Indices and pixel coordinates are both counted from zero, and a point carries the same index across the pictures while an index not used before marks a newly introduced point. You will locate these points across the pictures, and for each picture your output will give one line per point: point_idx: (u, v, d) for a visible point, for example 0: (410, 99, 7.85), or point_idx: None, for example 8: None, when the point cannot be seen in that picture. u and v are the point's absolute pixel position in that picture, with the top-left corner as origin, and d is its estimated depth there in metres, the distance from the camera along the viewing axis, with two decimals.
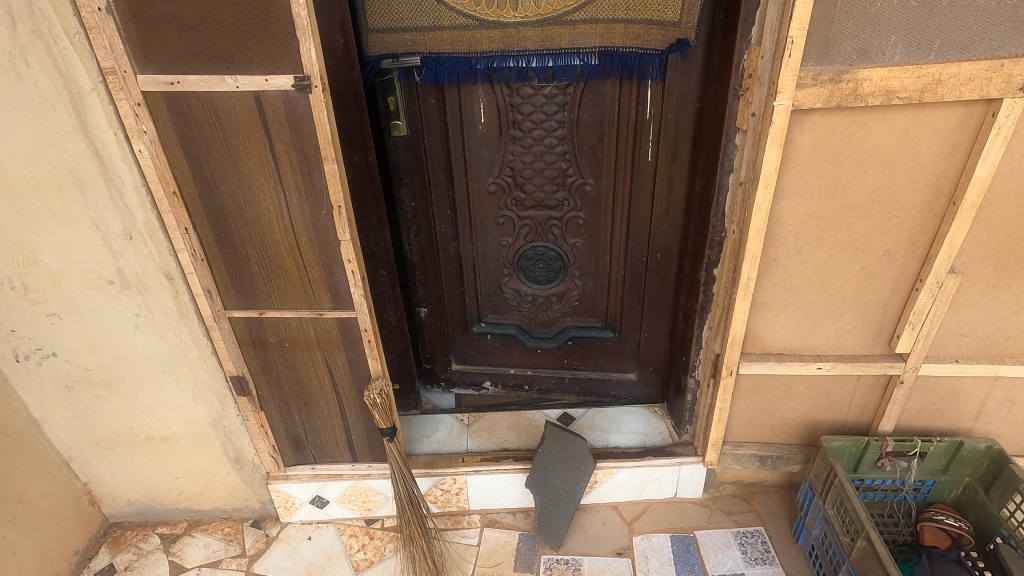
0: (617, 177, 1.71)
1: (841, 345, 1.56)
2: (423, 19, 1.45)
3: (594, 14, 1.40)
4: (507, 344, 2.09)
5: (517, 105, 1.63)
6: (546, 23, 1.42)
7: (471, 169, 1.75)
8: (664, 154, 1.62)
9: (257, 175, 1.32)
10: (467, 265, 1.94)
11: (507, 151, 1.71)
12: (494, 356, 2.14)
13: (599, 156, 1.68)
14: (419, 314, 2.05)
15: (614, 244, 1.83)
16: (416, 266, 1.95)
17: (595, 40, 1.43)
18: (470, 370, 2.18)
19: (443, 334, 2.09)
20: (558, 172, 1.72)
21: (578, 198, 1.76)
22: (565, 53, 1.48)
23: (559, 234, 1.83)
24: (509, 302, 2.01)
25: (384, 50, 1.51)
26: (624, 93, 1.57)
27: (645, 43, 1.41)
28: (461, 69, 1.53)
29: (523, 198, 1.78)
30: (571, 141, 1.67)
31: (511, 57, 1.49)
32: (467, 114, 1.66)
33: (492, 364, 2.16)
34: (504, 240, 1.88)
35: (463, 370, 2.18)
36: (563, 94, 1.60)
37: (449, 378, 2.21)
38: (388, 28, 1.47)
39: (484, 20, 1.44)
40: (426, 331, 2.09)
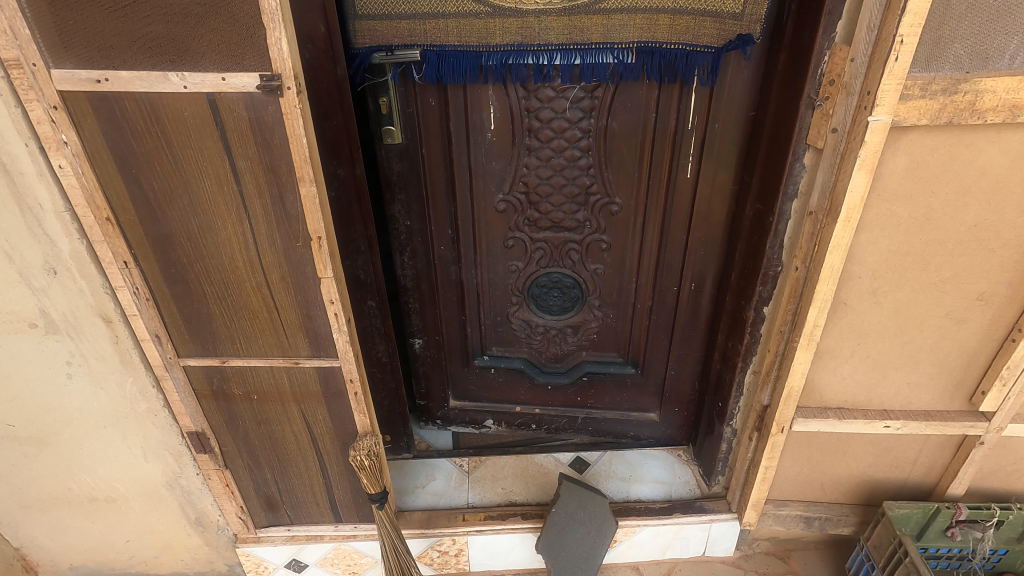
0: (649, 196, 1.46)
1: (912, 399, 1.33)
2: (425, 4, 1.20)
3: (636, 3, 1.15)
4: (513, 379, 1.84)
5: (534, 112, 1.36)
6: (574, 11, 1.18)
7: (478, 184, 1.49)
8: (707, 171, 1.39)
9: (214, 198, 1.04)
10: (470, 293, 1.68)
11: (520, 163, 1.44)
12: (498, 392, 1.88)
13: (630, 172, 1.43)
14: (413, 345, 1.79)
15: (642, 271, 1.58)
16: (410, 293, 1.68)
17: (634, 35, 1.19)
18: (470, 407, 1.92)
19: (440, 367, 1.83)
20: (580, 190, 1.46)
21: (602, 219, 1.50)
22: (596, 48, 1.23)
23: (578, 259, 1.58)
24: (517, 334, 1.75)
25: (376, 42, 1.25)
26: (661, 100, 1.32)
27: (696, 38, 1.17)
28: (471, 69, 1.29)
29: (538, 217, 1.52)
30: (598, 155, 1.41)
31: (532, 52, 1.25)
32: (474, 119, 1.40)
33: (496, 401, 1.91)
34: (514, 265, 1.61)
35: (463, 408, 1.92)
36: (589, 99, 1.34)
37: (446, 416, 1.94)
38: (382, 15, 1.22)
39: (501, 7, 1.19)
40: (421, 364, 1.83)
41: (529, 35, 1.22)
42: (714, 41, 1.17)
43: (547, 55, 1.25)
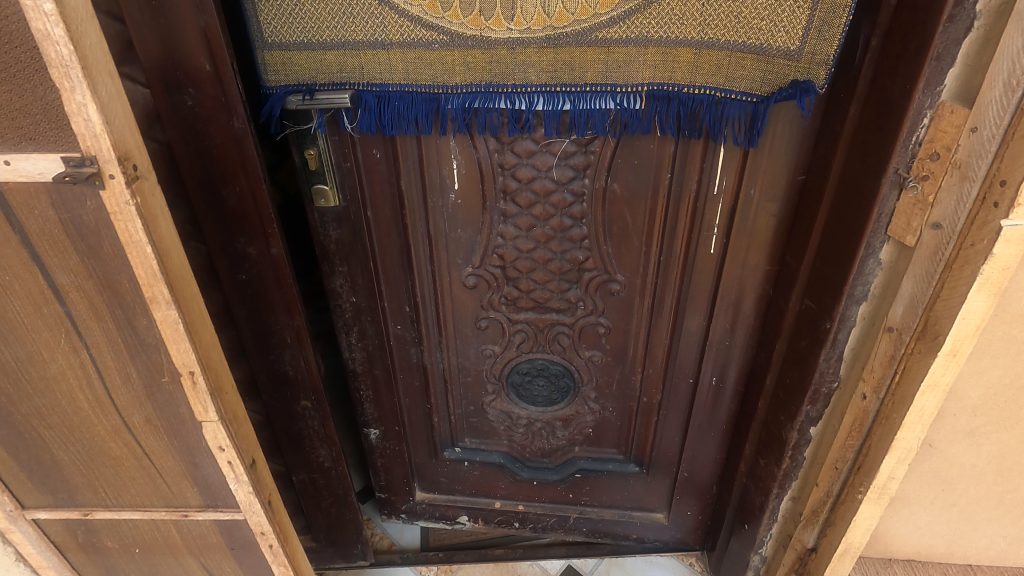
0: (660, 274, 1.13)
1: (1006, 553, 1.01)
2: (358, 31, 0.88)
3: (646, 33, 0.84)
4: (491, 473, 1.52)
5: (510, 170, 1.03)
6: (560, 42, 0.87)
7: (440, 255, 1.16)
8: (737, 247, 1.07)
9: (31, 322, 0.72)
10: (435, 379, 1.36)
11: (493, 231, 1.11)
12: (473, 486, 1.56)
13: (635, 245, 1.10)
14: (368, 436, 1.46)
15: (650, 361, 1.25)
16: (361, 379, 1.35)
17: (643, 74, 0.87)
18: (440, 502, 1.60)
19: (402, 459, 1.50)
20: (571, 266, 1.13)
21: (598, 299, 1.17)
22: (592, 92, 0.91)
23: (569, 345, 1.25)
24: (495, 426, 1.42)
25: (294, 81, 0.93)
26: (677, 158, 1.00)
27: (729, 80, 0.85)
28: (422, 116, 0.96)
29: (517, 295, 1.19)
30: (594, 224, 1.08)
31: (503, 93, 0.93)
32: (432, 177, 1.07)
33: (470, 496, 1.58)
34: (488, 349, 1.28)
35: (433, 502, 1.60)
36: (582, 155, 1.01)
37: (411, 510, 1.62)
38: (300, 44, 0.90)
39: (462, 35, 0.88)
40: (379, 456, 1.51)
41: (500, 71, 0.91)
42: (755, 86, 0.85)
43: (524, 99, 0.93)
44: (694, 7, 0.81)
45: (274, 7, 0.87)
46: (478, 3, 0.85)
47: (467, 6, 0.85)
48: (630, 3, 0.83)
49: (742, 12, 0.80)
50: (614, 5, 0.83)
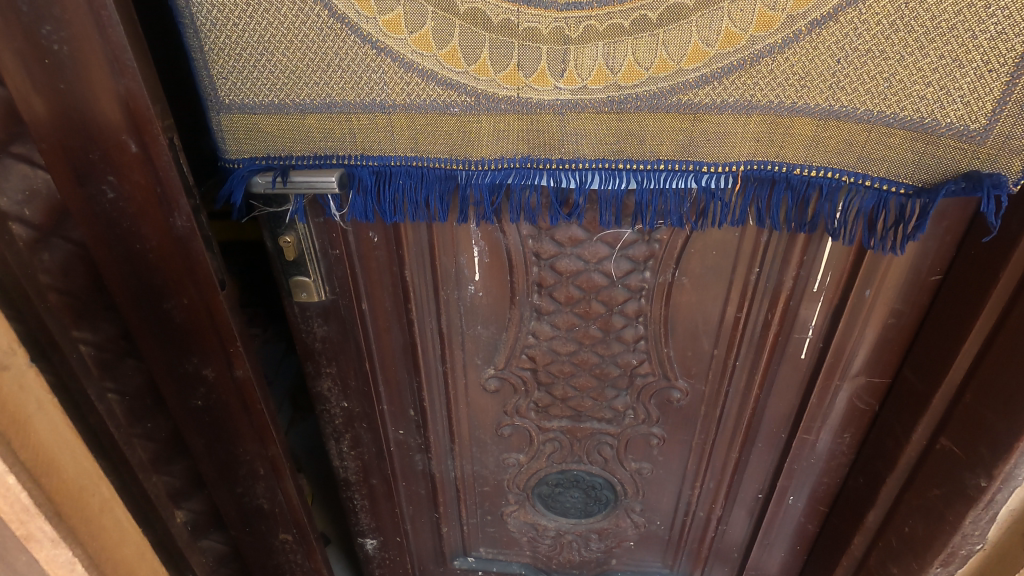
0: (733, 380, 0.90)
1: None
2: (351, 87, 0.66)
3: (750, 96, 0.61)
4: None
5: (548, 259, 0.80)
6: (626, 106, 0.64)
7: (455, 354, 0.92)
8: (836, 355, 0.83)
9: None
10: (446, 488, 1.12)
11: (523, 329, 0.87)
12: None
13: (704, 347, 0.87)
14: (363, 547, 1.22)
15: (710, 474, 1.02)
16: (355, 489, 1.11)
17: (739, 150, 0.64)
18: None
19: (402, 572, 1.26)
20: (620, 371, 0.90)
21: (652, 407, 0.94)
22: (669, 171, 0.67)
23: (612, 455, 1.01)
24: (517, 537, 1.19)
25: (263, 151, 0.70)
26: (770, 249, 0.76)
27: (865, 161, 0.61)
28: (435, 197, 0.73)
29: (550, 402, 0.95)
30: (653, 323, 0.85)
31: (545, 170, 0.69)
32: (446, 264, 0.83)
33: None
34: (512, 458, 1.05)
35: None
36: (644, 243, 0.77)
37: None
38: (267, 106, 0.67)
39: (491, 95, 0.64)
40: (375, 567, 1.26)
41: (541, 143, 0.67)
42: (906, 172, 0.60)
43: (573, 177, 0.70)
44: (824, 64, 0.57)
45: (233, 56, 0.64)
46: (516, 54, 0.62)
47: (503, 56, 0.62)
48: (730, 56, 0.59)
49: (897, 73, 0.56)
50: (708, 59, 0.60)
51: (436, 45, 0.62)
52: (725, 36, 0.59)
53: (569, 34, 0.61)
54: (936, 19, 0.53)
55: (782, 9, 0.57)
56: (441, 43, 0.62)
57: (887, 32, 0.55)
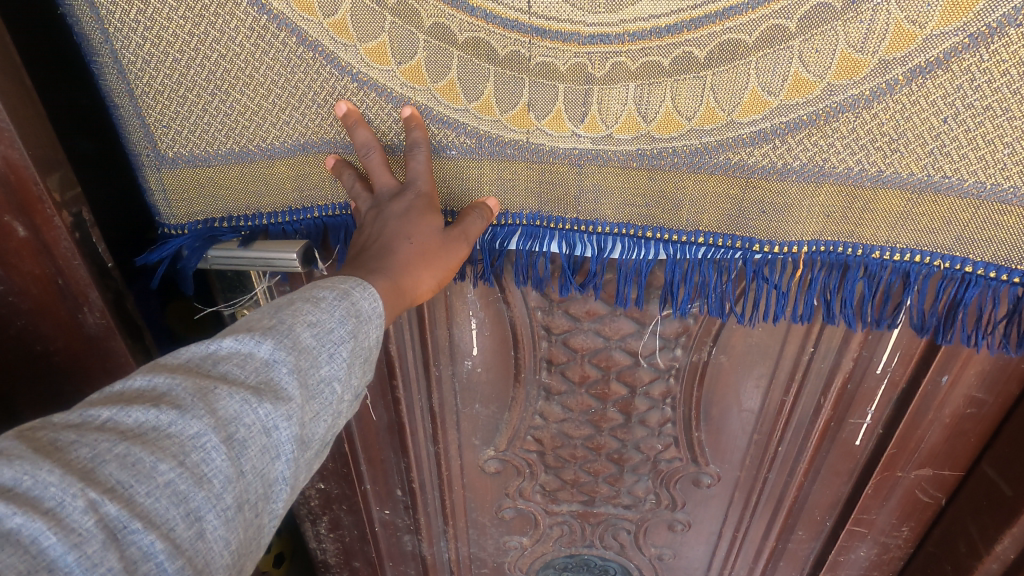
0: (772, 467, 0.78)
1: None
2: (328, 126, 0.52)
3: (822, 160, 0.48)
4: None
5: (560, 334, 0.67)
6: (660, 162, 0.51)
7: (449, 433, 0.79)
8: (899, 443, 0.72)
9: None
10: (439, 571, 0.97)
11: (529, 408, 0.75)
12: None
13: (741, 431, 0.75)
14: None
15: (740, 561, 0.90)
16: (334, 571, 0.98)
17: (806, 229, 0.51)
18: None
19: None
20: (642, 456, 0.77)
21: (677, 492, 0.81)
22: (715, 251, 0.54)
23: (629, 541, 0.88)
24: None
25: (214, 212, 0.56)
26: (825, 327, 0.64)
27: (961, 244, 0.49)
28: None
29: (558, 486, 0.83)
30: (681, 404, 0.72)
31: (556, 229, 0.55)
32: (438, 339, 0.70)
33: None
34: (515, 542, 0.91)
35: None
36: (675, 319, 0.65)
37: None
38: (223, 157, 0.53)
39: (492, 137, 0.51)
40: None
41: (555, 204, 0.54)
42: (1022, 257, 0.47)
43: (594, 242, 0.56)
44: (927, 122, 0.45)
45: (174, 100, 0.50)
46: (527, 94, 0.49)
47: (512, 95, 0.49)
48: (800, 108, 0.47)
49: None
50: (770, 110, 0.47)
51: (430, 77, 0.49)
52: (792, 83, 0.46)
53: (592, 73, 0.48)
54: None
55: (873, 51, 0.43)
56: (435, 75, 0.49)
57: (1015, 85, 0.42)
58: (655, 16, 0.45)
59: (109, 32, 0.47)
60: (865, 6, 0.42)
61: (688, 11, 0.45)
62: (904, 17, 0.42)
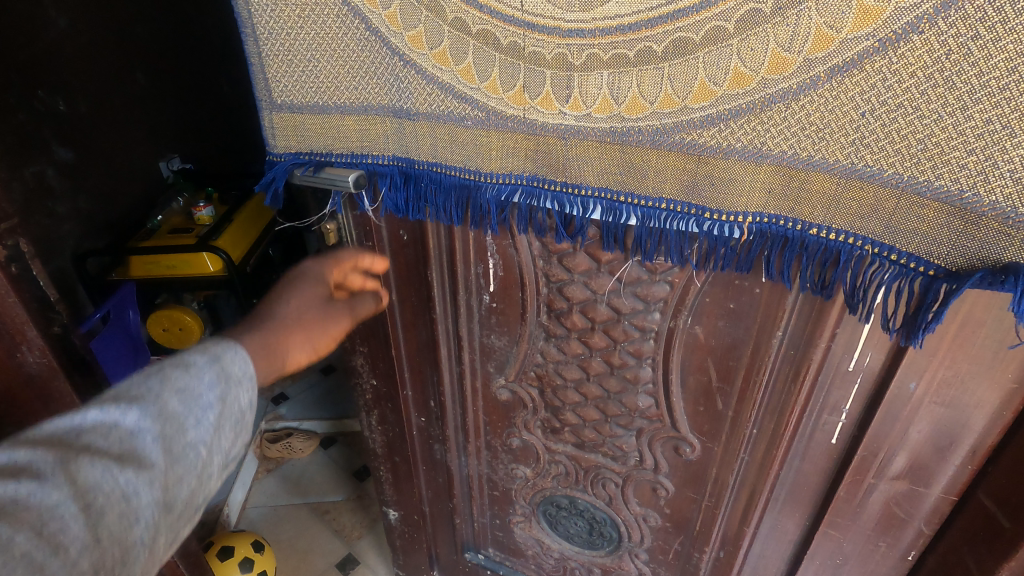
0: (750, 451, 0.83)
1: None
2: (383, 93, 0.70)
3: (760, 143, 0.55)
4: None
5: (558, 282, 0.79)
6: (627, 139, 0.61)
7: (468, 357, 0.94)
8: (876, 442, 0.77)
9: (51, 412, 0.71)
10: (458, 484, 1.14)
11: (532, 345, 0.88)
12: None
13: (717, 408, 0.81)
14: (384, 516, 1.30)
15: (720, 545, 0.96)
16: (379, 461, 1.19)
17: (751, 201, 0.59)
18: None
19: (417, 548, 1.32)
20: (626, 412, 0.87)
21: (661, 457, 0.90)
22: (671, 215, 0.63)
23: (616, 495, 0.98)
24: (522, 548, 1.19)
25: (303, 147, 0.77)
26: (795, 313, 0.68)
27: (892, 232, 0.54)
28: (449, 204, 0.76)
29: (557, 425, 0.95)
30: (661, 367, 0.81)
31: (550, 193, 0.68)
32: (462, 272, 0.85)
33: None
34: (519, 471, 1.05)
35: None
36: (652, 283, 0.74)
37: None
38: (311, 107, 0.74)
39: (499, 113, 0.65)
40: (395, 538, 1.34)
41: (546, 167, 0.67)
42: (935, 248, 0.52)
43: (576, 202, 0.68)
44: (846, 116, 0.51)
45: (285, 63, 0.72)
46: (523, 77, 0.62)
47: (510, 78, 0.63)
48: (741, 98, 0.54)
49: (932, 135, 0.48)
50: (715, 98, 0.55)
51: (454, 61, 0.64)
52: (734, 75, 0.54)
53: (572, 61, 0.59)
54: (982, 78, 0.45)
55: (799, 51, 0.51)
56: (457, 60, 0.64)
57: (920, 86, 0.47)
58: (620, 16, 0.55)
59: (246, 14, 0.70)
60: (791, 12, 0.50)
61: (645, 14, 0.54)
62: (824, 21, 0.49)
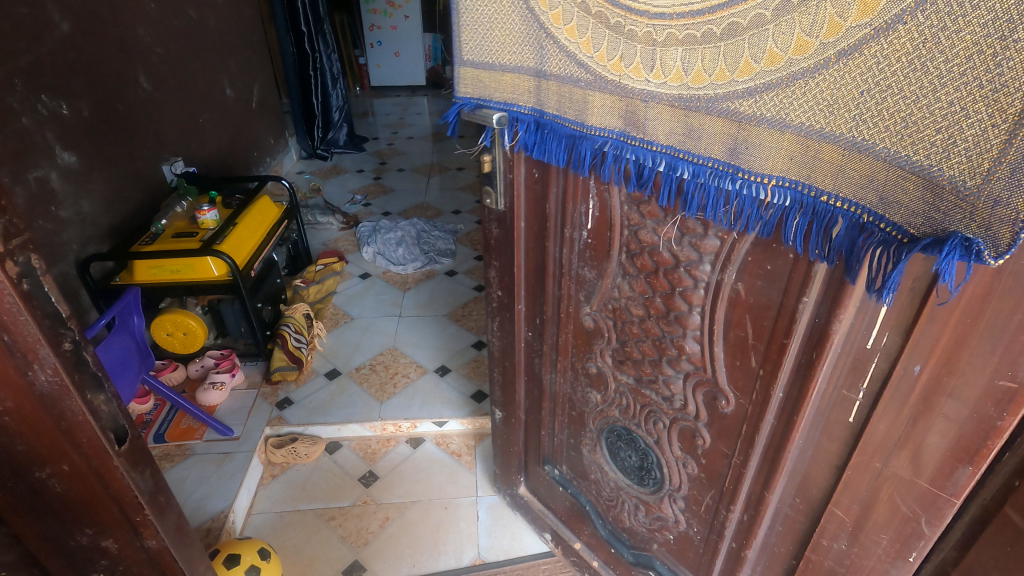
0: (774, 414, 1.04)
1: None
2: (529, 57, 1.06)
3: (785, 114, 0.73)
4: (576, 511, 1.77)
5: (635, 227, 1.13)
6: (693, 104, 0.83)
7: (567, 284, 1.37)
8: (879, 422, 0.91)
9: None
10: (548, 398, 1.64)
11: (612, 279, 1.26)
12: (565, 515, 1.85)
13: (750, 364, 1.04)
14: (495, 416, 1.89)
15: (745, 505, 1.20)
16: (496, 366, 1.75)
17: (774, 166, 0.77)
18: (535, 505, 1.97)
19: (514, 450, 1.91)
20: (677, 352, 1.18)
21: (702, 404, 1.18)
22: (715, 168, 0.84)
23: (662, 431, 1.30)
24: (590, 471, 1.62)
25: (478, 94, 1.19)
26: (820, 279, 0.87)
27: (884, 203, 0.68)
28: (562, 144, 1.09)
29: (625, 356, 1.31)
30: (706, 315, 1.08)
31: (632, 145, 0.95)
32: (572, 213, 1.26)
33: (559, 523, 1.89)
34: (593, 396, 1.47)
35: (530, 502, 2.00)
36: (706, 236, 1.01)
37: (514, 497, 2.06)
38: (485, 64, 1.14)
39: (603, 76, 0.95)
40: (498, 438, 1.96)
41: (633, 126, 0.94)
42: (908, 216, 0.66)
43: (650, 156, 0.93)
44: (849, 93, 0.67)
45: (475, 32, 1.12)
46: (621, 50, 0.90)
47: (614, 50, 0.91)
48: (773, 73, 0.73)
49: (910, 114, 0.62)
50: (754, 73, 0.75)
51: (578, 35, 0.95)
52: (768, 56, 0.73)
53: (655, 37, 0.84)
54: (947, 64, 0.58)
55: (816, 36, 0.68)
56: (580, 34, 0.95)
57: (905, 70, 0.62)
58: (690, 4, 0.78)
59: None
60: (812, 4, 0.67)
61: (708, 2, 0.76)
62: (834, 12, 0.66)
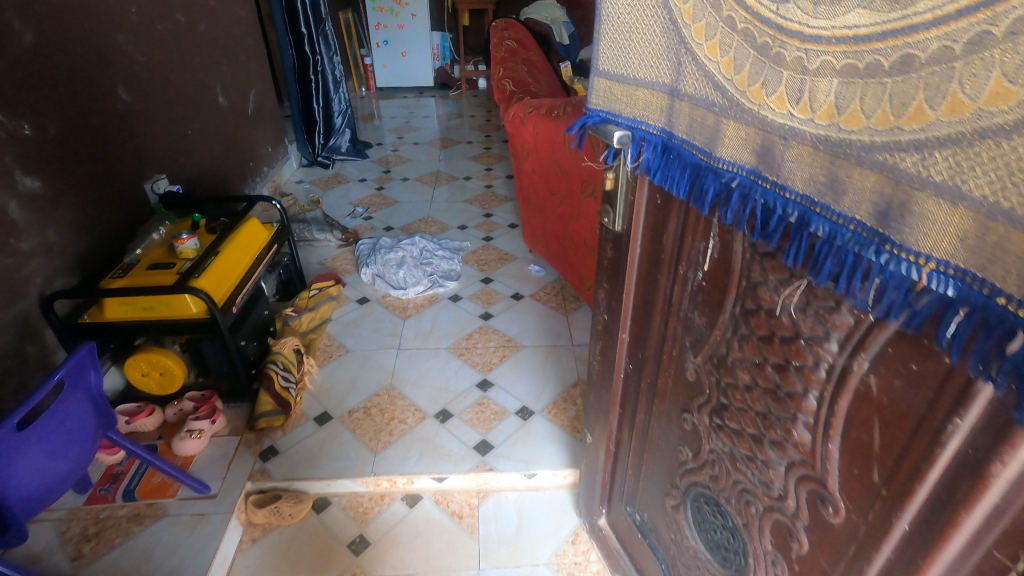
0: (898, 552, 0.79)
1: None
2: (663, 74, 0.93)
3: (962, 180, 0.52)
4: (648, 559, 1.65)
5: (755, 280, 0.93)
6: (842, 150, 0.64)
7: (673, 324, 1.22)
8: None
9: None
10: (634, 436, 1.54)
11: (723, 333, 1.06)
12: (636, 562, 1.74)
13: (872, 477, 0.80)
14: (586, 438, 1.85)
15: None
16: (591, 387, 1.71)
17: (936, 244, 0.56)
18: (608, 537, 1.87)
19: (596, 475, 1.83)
20: (786, 436, 0.97)
21: (807, 506, 0.96)
22: (856, 231, 0.64)
23: (754, 514, 1.11)
24: (668, 531, 1.48)
25: (609, 108, 1.09)
26: (988, 401, 0.62)
27: None
28: (680, 175, 0.94)
29: (725, 422, 1.13)
30: (827, 404, 0.86)
31: (762, 188, 0.77)
32: (687, 249, 1.10)
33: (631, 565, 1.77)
34: (682, 453, 1.32)
35: (606, 535, 1.89)
36: (836, 311, 0.79)
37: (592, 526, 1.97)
38: (618, 74, 1.04)
39: (740, 104, 0.78)
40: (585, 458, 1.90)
41: (766, 166, 0.76)
42: None
43: (779, 203, 0.75)
44: None
45: (615, 39, 1.03)
46: (764, 74, 0.73)
47: (756, 74, 0.74)
48: (954, 126, 0.53)
49: None
50: (928, 123, 0.55)
51: (721, 52, 0.79)
52: (951, 101, 0.52)
53: (808, 65, 0.66)
54: None
55: None
56: (723, 52, 0.79)
57: None
58: (857, 27, 0.59)
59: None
60: None
61: (881, 26, 0.56)
62: None
